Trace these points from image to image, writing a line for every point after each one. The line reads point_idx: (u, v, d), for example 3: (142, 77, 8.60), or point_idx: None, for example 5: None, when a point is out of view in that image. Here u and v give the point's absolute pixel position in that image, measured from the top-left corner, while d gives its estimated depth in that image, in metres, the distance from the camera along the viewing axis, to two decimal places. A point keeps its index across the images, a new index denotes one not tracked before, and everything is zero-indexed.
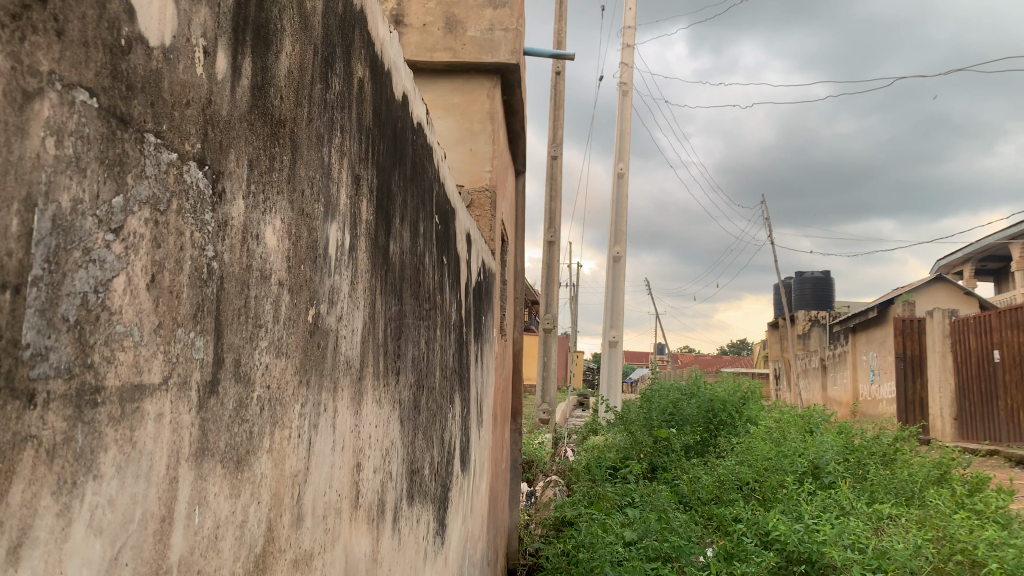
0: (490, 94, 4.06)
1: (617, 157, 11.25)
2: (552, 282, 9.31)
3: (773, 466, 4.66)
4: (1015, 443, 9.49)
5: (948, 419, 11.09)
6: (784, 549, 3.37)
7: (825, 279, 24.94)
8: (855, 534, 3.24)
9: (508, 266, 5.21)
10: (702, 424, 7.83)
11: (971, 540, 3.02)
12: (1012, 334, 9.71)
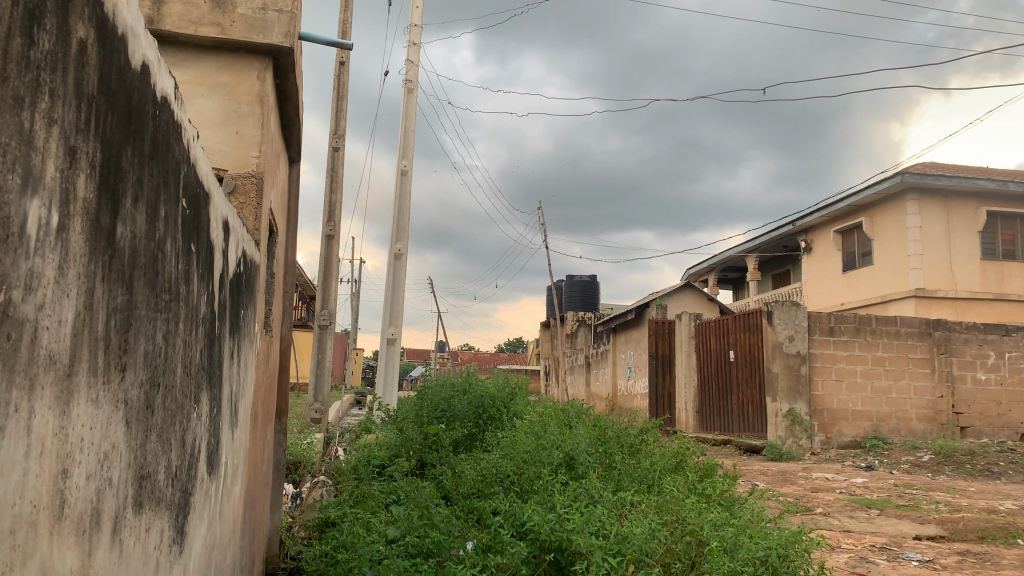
0: (261, 77, 3.84)
1: (400, 154, 11.22)
2: (330, 276, 9.10)
3: (532, 457, 4.85)
4: (745, 433, 10.69)
5: (690, 412, 12.28)
6: (537, 539, 3.51)
7: (591, 283, 26.60)
8: (600, 522, 3.45)
9: (276, 258, 4.99)
10: (471, 419, 8.06)
11: (699, 522, 3.36)
12: (745, 336, 10.93)
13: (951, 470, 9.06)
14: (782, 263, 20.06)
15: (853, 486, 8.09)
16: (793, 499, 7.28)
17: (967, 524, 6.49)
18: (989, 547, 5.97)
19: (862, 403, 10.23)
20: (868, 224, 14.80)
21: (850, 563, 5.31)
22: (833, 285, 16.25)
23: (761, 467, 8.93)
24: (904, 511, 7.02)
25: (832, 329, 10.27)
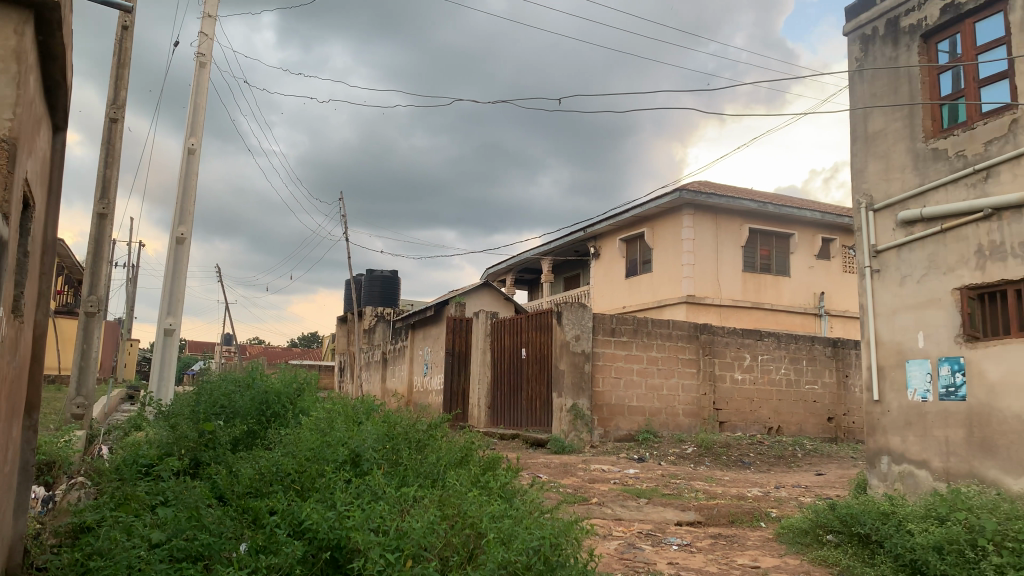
0: (18, 31, 3.41)
1: (188, 131, 10.47)
2: (100, 259, 8.22)
3: (315, 455, 4.70)
4: (532, 427, 11.09)
5: (482, 407, 12.54)
6: (315, 538, 3.42)
7: (391, 278, 26.39)
8: (381, 518, 3.42)
9: (32, 235, 4.46)
10: (254, 415, 7.71)
11: (480, 515, 3.45)
12: (536, 335, 11.34)
13: (710, 461, 10.01)
14: (573, 267, 21.09)
15: (626, 477, 8.67)
16: (572, 490, 7.66)
17: (721, 509, 7.17)
18: (738, 530, 6.66)
19: (638, 399, 10.99)
20: (650, 234, 15.94)
21: (619, 549, 5.69)
22: (617, 289, 17.32)
23: (545, 460, 9.32)
24: (669, 499, 7.64)
25: (614, 329, 10.91)
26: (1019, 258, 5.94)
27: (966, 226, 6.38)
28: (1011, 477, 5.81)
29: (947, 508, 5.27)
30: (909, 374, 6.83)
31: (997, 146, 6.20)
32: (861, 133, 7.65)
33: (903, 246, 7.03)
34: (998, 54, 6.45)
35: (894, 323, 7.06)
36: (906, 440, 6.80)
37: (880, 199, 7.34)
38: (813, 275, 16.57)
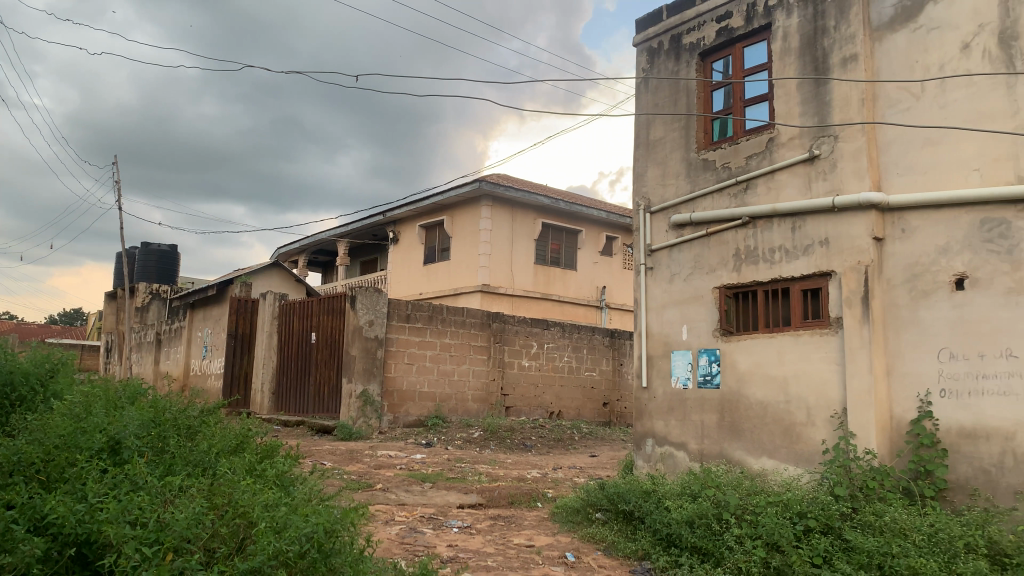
0: None
1: None
2: None
3: (66, 443, 4.24)
4: (319, 413, 10.78)
5: (266, 393, 11.98)
6: (61, 535, 3.09)
7: (170, 253, 24.48)
8: (140, 509, 3.15)
9: None
10: None
11: (252, 503, 3.30)
12: (328, 319, 11.02)
13: (494, 445, 10.30)
14: (369, 251, 20.79)
15: (412, 462, 8.70)
16: (355, 477, 7.54)
17: (501, 491, 7.40)
18: (516, 511, 6.91)
19: (428, 384, 11.05)
20: (448, 222, 16.07)
21: (400, 534, 5.69)
22: (412, 275, 17.31)
23: (329, 447, 9.10)
24: (452, 483, 7.75)
25: (408, 316, 10.89)
26: (768, 262, 6.65)
27: (728, 231, 7.03)
28: (752, 457, 6.52)
29: (700, 486, 5.80)
30: (673, 363, 7.44)
31: (756, 161, 6.90)
32: (643, 139, 8.18)
33: (674, 246, 7.62)
34: (761, 78, 7.16)
35: (663, 317, 7.65)
36: (667, 424, 7.40)
37: (657, 202, 7.91)
38: (596, 270, 17.58)
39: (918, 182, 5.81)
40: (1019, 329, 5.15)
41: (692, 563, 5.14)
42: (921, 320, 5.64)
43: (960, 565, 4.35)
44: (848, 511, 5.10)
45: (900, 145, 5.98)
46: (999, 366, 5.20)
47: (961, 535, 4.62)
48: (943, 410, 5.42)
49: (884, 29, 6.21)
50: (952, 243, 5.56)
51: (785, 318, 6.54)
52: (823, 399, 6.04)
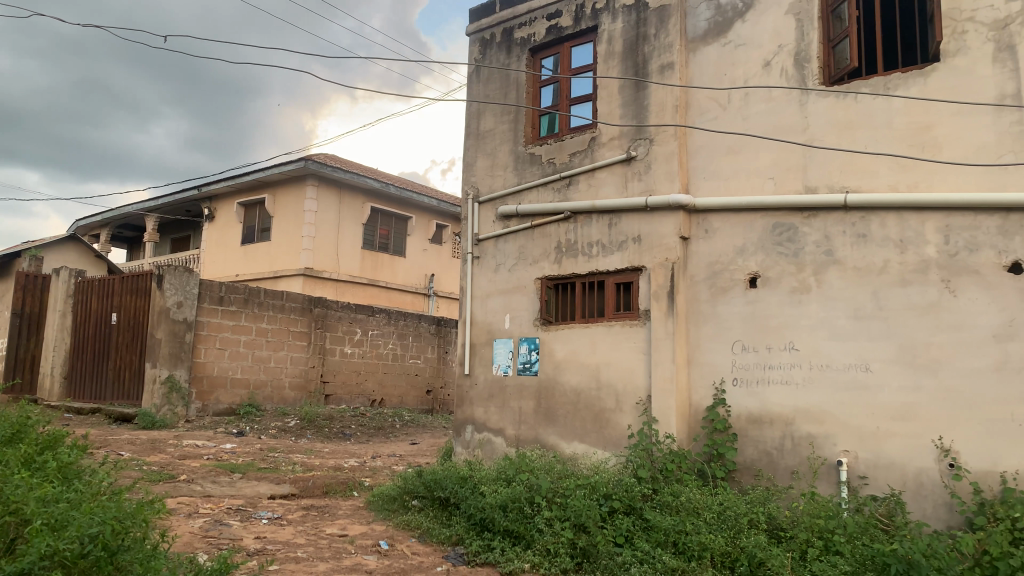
0: None
1: None
2: None
3: None
4: (117, 401, 9.95)
5: (56, 378, 10.88)
6: None
7: None
8: None
9: None
10: None
11: (26, 498, 2.97)
12: (131, 299, 10.17)
13: (311, 434, 10.01)
14: (183, 228, 19.48)
15: (221, 452, 8.26)
16: (157, 468, 7.05)
17: (316, 480, 7.19)
18: (330, 501, 6.74)
19: (242, 370, 10.53)
20: (270, 201, 15.37)
21: (204, 527, 5.38)
22: (229, 255, 16.40)
23: (128, 436, 8.43)
24: (263, 473, 7.44)
25: (222, 298, 10.29)
26: (586, 256, 6.91)
27: (550, 224, 7.23)
28: (565, 442, 6.76)
29: (514, 471, 5.94)
30: (495, 352, 7.55)
31: (579, 158, 7.14)
32: (473, 129, 8.22)
33: (500, 237, 7.73)
34: (586, 78, 7.41)
35: (487, 306, 7.74)
36: (487, 411, 7.52)
37: (485, 192, 7.97)
38: (425, 258, 17.54)
39: (722, 186, 6.25)
40: (801, 324, 5.67)
41: (504, 546, 5.26)
42: (719, 315, 6.08)
43: (743, 539, 4.74)
44: (649, 492, 5.42)
45: (707, 152, 6.39)
46: (783, 358, 5.70)
47: (746, 511, 5.03)
48: (734, 397, 5.88)
49: (698, 41, 6.62)
50: (748, 245, 6.03)
51: (599, 309, 6.84)
52: (631, 387, 6.37)
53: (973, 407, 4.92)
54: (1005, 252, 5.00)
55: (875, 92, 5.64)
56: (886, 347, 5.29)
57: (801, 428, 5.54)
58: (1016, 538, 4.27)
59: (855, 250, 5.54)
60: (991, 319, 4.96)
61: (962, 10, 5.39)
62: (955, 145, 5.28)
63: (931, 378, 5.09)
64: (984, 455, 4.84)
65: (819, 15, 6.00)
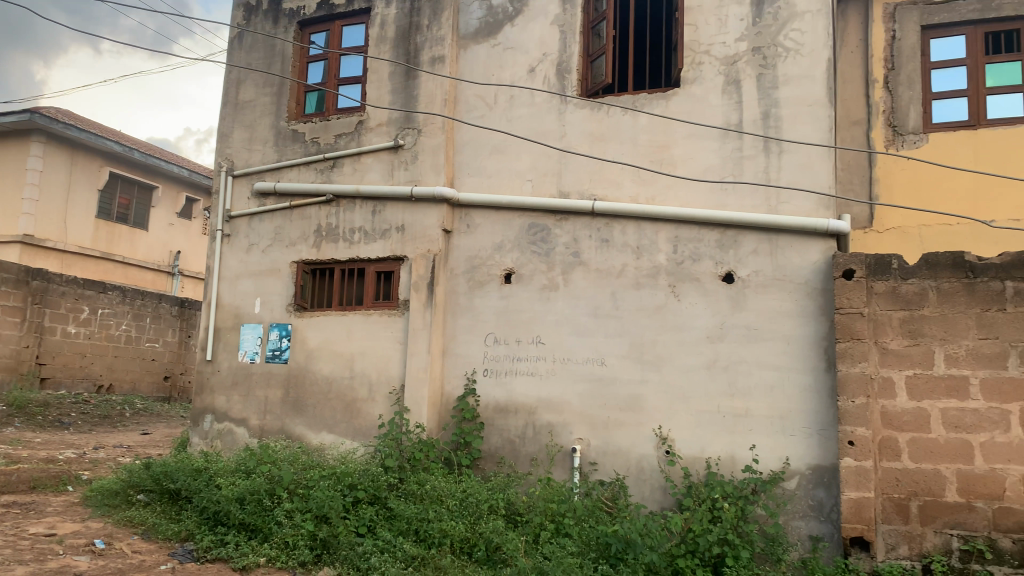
0: None
1: None
2: None
3: None
4: None
5: None
6: None
7: None
8: None
9: None
10: None
11: None
12: None
13: (20, 423, 8.83)
14: None
15: None
16: None
17: (22, 474, 6.34)
18: (38, 497, 5.98)
19: None
20: None
21: None
22: None
23: None
24: None
25: None
26: (347, 242, 6.75)
27: (311, 206, 6.98)
28: (313, 432, 6.56)
29: (255, 462, 5.67)
30: (242, 337, 7.13)
31: (344, 141, 6.96)
32: (231, 98, 7.69)
33: (255, 215, 7.31)
34: (357, 60, 7.26)
35: (236, 287, 7.28)
36: (229, 399, 7.08)
37: (241, 166, 7.50)
38: (170, 233, 16.23)
39: (484, 183, 6.41)
40: (548, 320, 5.97)
41: (238, 540, 4.99)
42: (474, 308, 6.23)
43: (482, 525, 4.91)
44: (395, 481, 5.42)
45: (471, 147, 6.52)
46: (530, 351, 5.97)
47: (486, 498, 5.20)
48: (483, 388, 6.06)
49: (468, 38, 6.73)
50: (505, 241, 6.24)
51: (357, 297, 6.73)
52: (385, 376, 6.34)
53: (688, 400, 5.47)
54: (721, 263, 5.60)
55: (625, 108, 6.09)
56: (620, 344, 5.72)
57: (542, 418, 5.84)
58: (715, 517, 4.83)
59: (599, 253, 5.93)
60: (706, 321, 5.54)
61: (700, 43, 5.99)
62: (688, 165, 5.84)
63: (656, 373, 5.58)
64: (694, 443, 5.40)
65: (581, 30, 6.37)
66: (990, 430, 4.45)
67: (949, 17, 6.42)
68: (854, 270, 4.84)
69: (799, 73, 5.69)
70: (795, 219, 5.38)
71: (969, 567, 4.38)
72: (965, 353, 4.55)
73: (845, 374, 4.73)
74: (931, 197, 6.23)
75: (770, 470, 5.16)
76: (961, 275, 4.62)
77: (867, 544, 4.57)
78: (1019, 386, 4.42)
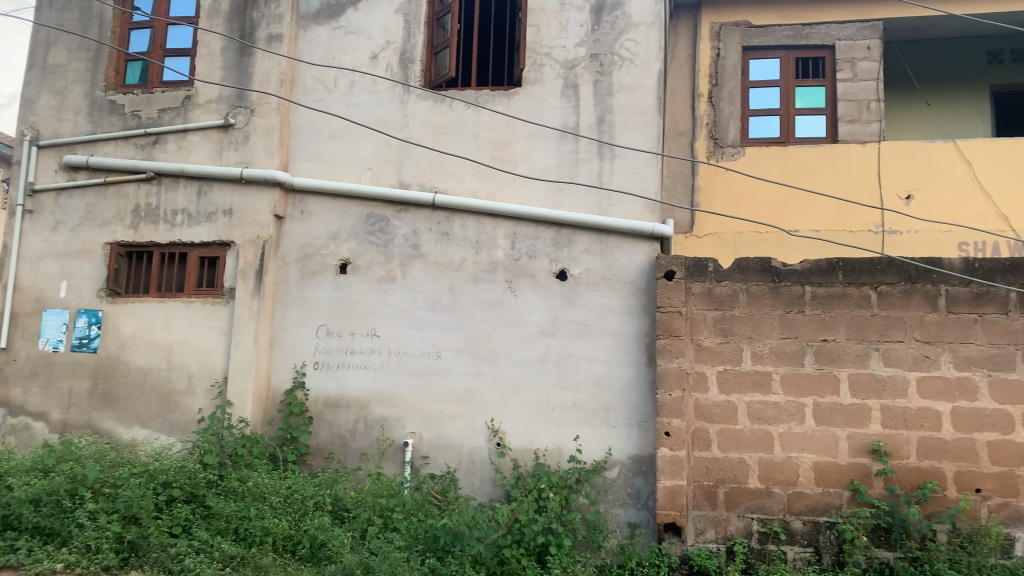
0: None
1: None
2: None
3: None
4: None
5: None
6: None
7: None
8: None
9: None
10: None
11: None
12: None
13: None
14: None
15: None
16: None
17: None
18: None
19: None
20: None
21: None
22: None
23: None
24: None
25: None
26: (168, 224, 6.33)
27: (129, 184, 6.48)
28: (124, 427, 6.10)
29: (54, 460, 5.19)
30: (43, 323, 6.48)
31: (169, 116, 6.52)
32: (37, 60, 6.95)
33: (62, 191, 6.66)
34: (186, 31, 6.83)
35: (37, 268, 6.59)
36: (26, 392, 6.43)
37: (47, 136, 6.80)
38: None
39: (320, 170, 6.22)
40: (383, 312, 5.89)
41: (32, 545, 4.55)
42: (306, 299, 6.03)
43: (307, 521, 4.76)
44: (215, 478, 5.14)
45: (308, 132, 6.29)
46: (364, 344, 5.86)
47: (313, 494, 5.05)
48: (313, 381, 5.89)
49: (308, 19, 6.49)
50: (341, 230, 6.08)
51: (178, 284, 6.32)
52: (207, 367, 6.01)
53: (519, 393, 5.57)
54: (555, 261, 5.74)
55: (467, 103, 6.12)
56: (455, 338, 5.74)
57: (374, 412, 5.76)
58: (541, 507, 4.95)
59: (438, 247, 5.92)
60: (539, 317, 5.66)
61: (542, 45, 6.14)
62: (526, 163, 5.95)
63: (489, 367, 5.65)
64: (523, 435, 5.51)
65: (425, 21, 6.35)
66: (788, 421, 4.86)
67: (765, 41, 6.96)
68: (674, 271, 5.12)
69: (632, 82, 5.95)
70: (625, 220, 5.61)
71: (766, 547, 4.76)
72: (769, 351, 4.94)
73: (663, 368, 4.99)
74: (745, 206, 6.74)
75: (594, 460, 5.36)
76: (768, 279, 5.01)
77: (678, 530, 4.85)
78: (813, 382, 4.86)
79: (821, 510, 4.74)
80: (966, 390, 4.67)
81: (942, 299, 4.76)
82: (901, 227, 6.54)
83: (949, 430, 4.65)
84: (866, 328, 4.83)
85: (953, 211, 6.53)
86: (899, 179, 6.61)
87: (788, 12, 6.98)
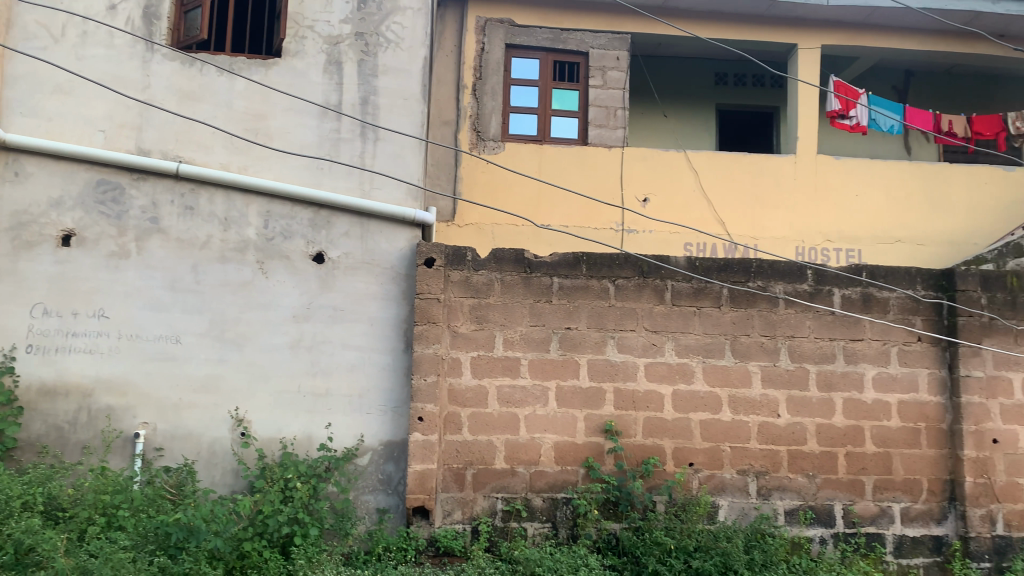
0: None
1: None
2: None
3: None
4: None
5: None
6: None
7: None
8: None
9: None
10: None
11: None
12: None
13: None
14: None
15: None
16: None
17: None
18: None
19: None
20: None
21: None
22: None
23: None
24: None
25: None
26: None
27: None
28: None
29: None
30: None
31: None
32: None
33: None
34: None
35: None
36: None
37: None
38: None
39: (41, 128, 5.50)
40: (114, 291, 5.34)
41: None
42: (19, 273, 5.31)
43: (11, 524, 4.20)
44: None
45: (28, 83, 5.53)
46: (90, 326, 5.29)
47: (19, 493, 4.46)
48: (25, 366, 5.21)
49: None
50: (66, 198, 5.42)
51: None
52: None
53: (268, 380, 5.31)
54: (312, 243, 5.54)
55: (220, 69, 5.75)
56: (198, 321, 5.35)
57: (99, 401, 5.22)
58: (286, 497, 4.76)
59: (181, 222, 5.47)
60: (292, 301, 5.43)
61: (305, 17, 5.92)
62: (283, 138, 5.69)
63: (235, 353, 5.33)
64: (270, 423, 5.26)
65: None
66: (533, 404, 5.11)
67: (526, 40, 7.24)
68: (434, 259, 5.19)
69: (397, 65, 5.91)
70: (385, 205, 5.54)
71: (508, 525, 4.98)
72: (519, 337, 5.16)
73: (419, 355, 5.02)
74: (501, 199, 7.00)
75: (344, 447, 5.25)
76: (521, 269, 5.22)
77: (426, 512, 4.93)
78: (557, 367, 5.15)
79: (559, 487, 5.05)
80: (685, 374, 5.20)
81: (668, 293, 5.25)
82: (637, 226, 7.16)
83: (669, 410, 5.16)
84: (605, 317, 5.21)
85: (681, 214, 7.26)
86: (637, 182, 7.21)
87: (549, 15, 7.30)
